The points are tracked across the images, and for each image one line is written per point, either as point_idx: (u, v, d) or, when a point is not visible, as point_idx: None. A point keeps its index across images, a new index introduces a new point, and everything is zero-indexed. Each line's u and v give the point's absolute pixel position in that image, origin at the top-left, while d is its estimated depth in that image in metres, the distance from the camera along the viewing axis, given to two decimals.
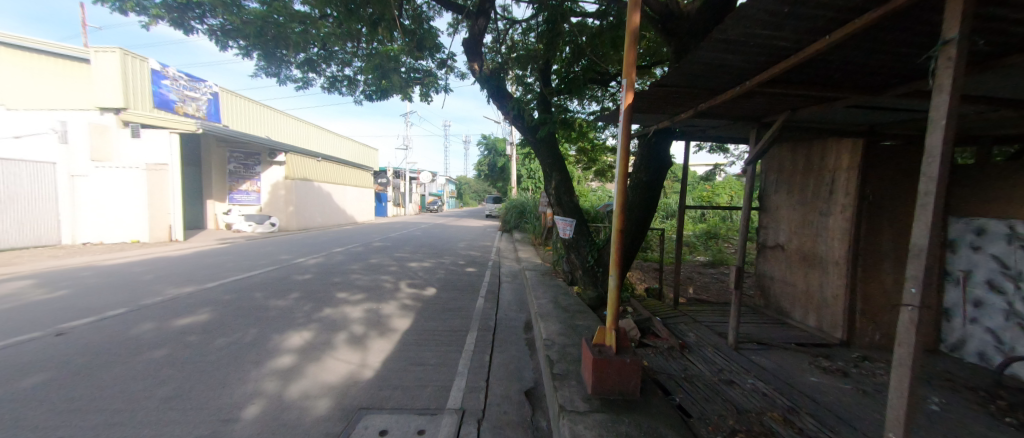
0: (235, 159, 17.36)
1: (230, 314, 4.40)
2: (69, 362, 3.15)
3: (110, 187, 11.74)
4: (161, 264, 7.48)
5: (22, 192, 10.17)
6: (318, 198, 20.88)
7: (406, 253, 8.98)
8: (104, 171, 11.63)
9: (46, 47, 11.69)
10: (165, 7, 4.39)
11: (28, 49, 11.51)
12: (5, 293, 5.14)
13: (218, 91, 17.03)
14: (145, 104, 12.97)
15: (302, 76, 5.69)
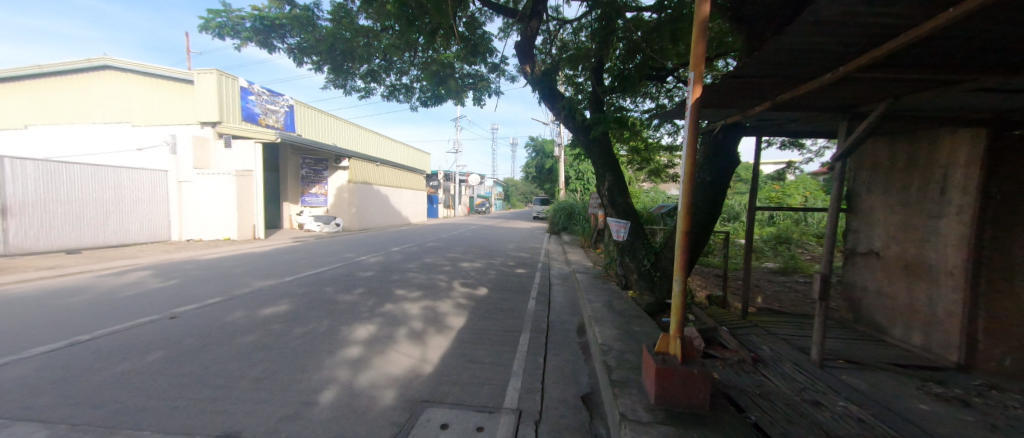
0: (308, 165, 19.18)
1: (304, 306, 4.83)
2: (181, 342, 3.65)
3: (208, 192, 13.47)
4: (248, 259, 8.44)
5: (143, 194, 12.20)
6: (376, 201, 22.25)
7: (458, 253, 9.27)
8: (204, 178, 13.40)
9: (162, 71, 13.18)
10: (253, 30, 4.93)
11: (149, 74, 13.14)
12: (132, 281, 6.11)
13: (294, 104, 18.82)
14: (235, 118, 14.71)
15: (366, 86, 6.08)
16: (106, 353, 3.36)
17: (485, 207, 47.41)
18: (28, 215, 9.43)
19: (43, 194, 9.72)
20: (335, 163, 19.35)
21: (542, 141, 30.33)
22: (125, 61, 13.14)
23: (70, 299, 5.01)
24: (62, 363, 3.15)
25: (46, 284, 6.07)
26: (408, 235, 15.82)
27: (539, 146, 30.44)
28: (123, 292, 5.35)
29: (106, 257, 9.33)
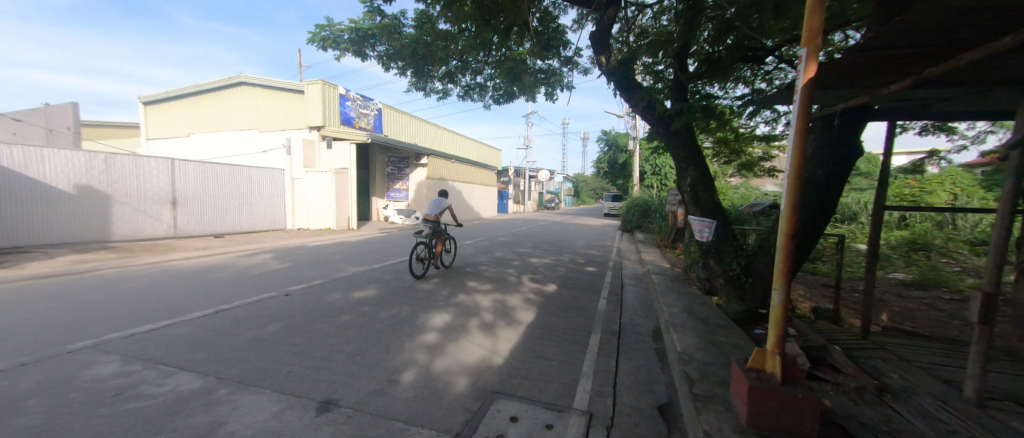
0: (393, 163, 20.90)
1: (389, 291, 5.32)
2: (293, 318, 4.29)
3: (315, 187, 15.67)
4: (343, 247, 9.60)
5: (267, 189, 14.69)
6: (450, 196, 23.59)
7: (528, 249, 9.38)
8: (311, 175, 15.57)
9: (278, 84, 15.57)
10: (350, 40, 5.52)
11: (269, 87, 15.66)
12: (259, 262, 7.36)
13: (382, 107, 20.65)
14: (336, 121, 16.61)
15: (443, 87, 6.41)
16: (241, 323, 4.11)
17: (554, 203, 47.51)
18: (190, 206, 12.23)
19: (200, 190, 12.48)
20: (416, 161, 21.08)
21: (614, 134, 29.04)
22: (257, 77, 15.89)
23: (218, 274, 6.22)
24: (211, 329, 3.93)
25: (203, 262, 7.64)
26: (479, 229, 16.47)
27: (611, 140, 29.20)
28: (253, 271, 6.47)
29: (241, 241, 11.38)
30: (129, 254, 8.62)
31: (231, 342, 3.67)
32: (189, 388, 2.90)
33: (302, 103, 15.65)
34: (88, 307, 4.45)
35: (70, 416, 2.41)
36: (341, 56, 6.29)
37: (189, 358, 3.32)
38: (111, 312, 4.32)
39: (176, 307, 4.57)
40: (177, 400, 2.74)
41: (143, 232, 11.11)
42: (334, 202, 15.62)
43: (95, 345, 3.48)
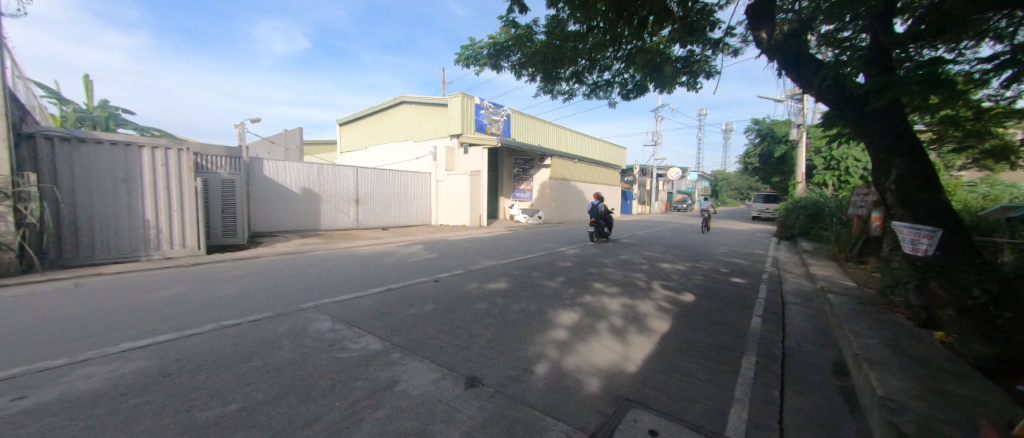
0: (519, 165, 22.43)
1: (520, 286, 5.64)
2: (442, 301, 4.95)
3: (455, 188, 17.83)
4: (476, 242, 10.66)
5: (418, 190, 17.45)
6: (571, 196, 23.77)
7: (657, 253, 8.75)
8: (452, 177, 17.79)
9: (428, 100, 18.62)
10: (489, 55, 6.07)
11: (422, 103, 18.90)
12: (413, 251, 8.79)
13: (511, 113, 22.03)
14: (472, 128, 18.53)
15: (569, 88, 6.50)
16: (404, 301, 4.95)
17: (685, 204, 43.43)
18: (367, 204, 15.42)
19: (374, 190, 15.65)
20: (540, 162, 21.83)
21: (768, 122, 24.43)
22: (413, 96, 19.22)
23: (385, 260, 7.69)
24: (385, 303, 4.85)
25: (375, 249, 9.55)
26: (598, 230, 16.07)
27: (763, 130, 24.67)
28: (409, 258, 7.76)
29: (399, 234, 13.79)
30: (329, 241, 11.39)
31: (398, 316, 4.46)
32: (372, 350, 3.65)
33: (445, 115, 18.19)
34: (312, 278, 6.07)
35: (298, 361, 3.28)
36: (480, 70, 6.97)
37: (369, 326, 4.16)
38: (325, 282, 5.79)
39: (360, 283, 5.83)
40: (364, 359, 3.48)
41: (338, 224, 14.51)
42: (468, 201, 17.45)
43: (316, 306, 4.71)
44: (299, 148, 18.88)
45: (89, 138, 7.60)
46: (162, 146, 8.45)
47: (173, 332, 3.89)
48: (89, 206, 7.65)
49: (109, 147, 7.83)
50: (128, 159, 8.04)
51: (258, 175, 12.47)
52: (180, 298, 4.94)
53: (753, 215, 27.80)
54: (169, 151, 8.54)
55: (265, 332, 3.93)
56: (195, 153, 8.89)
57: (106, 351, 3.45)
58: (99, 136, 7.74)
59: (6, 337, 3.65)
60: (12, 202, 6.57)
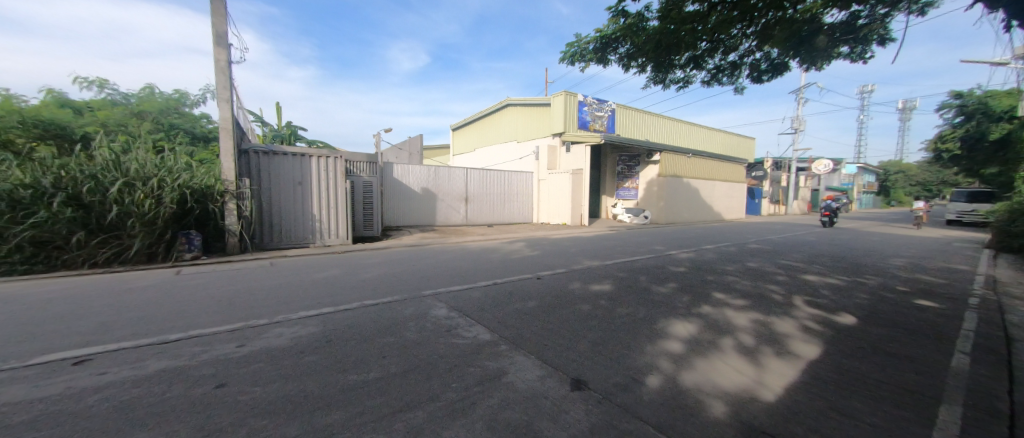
0: (623, 162, 21.55)
1: (626, 289, 5.38)
2: (545, 299, 5.02)
3: (557, 187, 17.88)
4: (577, 241, 10.57)
5: (521, 189, 18.18)
6: (682, 194, 21.74)
7: (798, 262, 7.38)
8: (553, 176, 17.88)
9: (530, 101, 19.33)
10: (595, 50, 5.96)
11: (525, 104, 19.71)
12: (516, 248, 9.16)
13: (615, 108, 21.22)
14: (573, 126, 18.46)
15: (685, 74, 6.05)
16: (510, 296, 5.18)
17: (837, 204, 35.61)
18: (475, 202, 16.67)
19: (481, 189, 16.78)
20: (647, 158, 20.50)
21: (978, 95, 18.34)
22: (518, 98, 20.07)
23: (492, 255, 8.21)
24: (493, 296, 5.16)
25: (482, 244, 10.24)
26: (717, 233, 14.33)
27: (970, 106, 18.68)
28: (513, 255, 8.11)
29: (503, 231, 14.51)
30: (443, 236, 12.59)
31: (505, 310, 4.68)
32: (482, 340, 3.91)
33: (549, 114, 18.59)
34: (431, 268, 6.84)
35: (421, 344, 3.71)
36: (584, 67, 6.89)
37: (482, 316, 4.48)
38: (442, 273, 6.44)
39: (472, 275, 6.33)
40: (477, 347, 3.74)
41: (450, 220, 16.00)
42: (570, 200, 17.24)
43: (435, 294, 5.27)
44: (419, 152, 21.54)
45: (278, 151, 9.90)
46: (324, 155, 10.43)
47: (331, 305, 4.82)
48: (278, 203, 9.97)
49: (290, 158, 10.06)
50: (303, 166, 10.18)
51: (390, 177, 14.66)
52: (335, 278, 6.10)
53: (946, 218, 21.80)
54: (328, 159, 10.48)
55: (395, 313, 4.56)
56: (346, 160, 10.71)
57: (290, 316, 4.47)
58: (285, 149, 10.00)
59: (234, 299, 5.04)
60: (236, 200, 8.99)
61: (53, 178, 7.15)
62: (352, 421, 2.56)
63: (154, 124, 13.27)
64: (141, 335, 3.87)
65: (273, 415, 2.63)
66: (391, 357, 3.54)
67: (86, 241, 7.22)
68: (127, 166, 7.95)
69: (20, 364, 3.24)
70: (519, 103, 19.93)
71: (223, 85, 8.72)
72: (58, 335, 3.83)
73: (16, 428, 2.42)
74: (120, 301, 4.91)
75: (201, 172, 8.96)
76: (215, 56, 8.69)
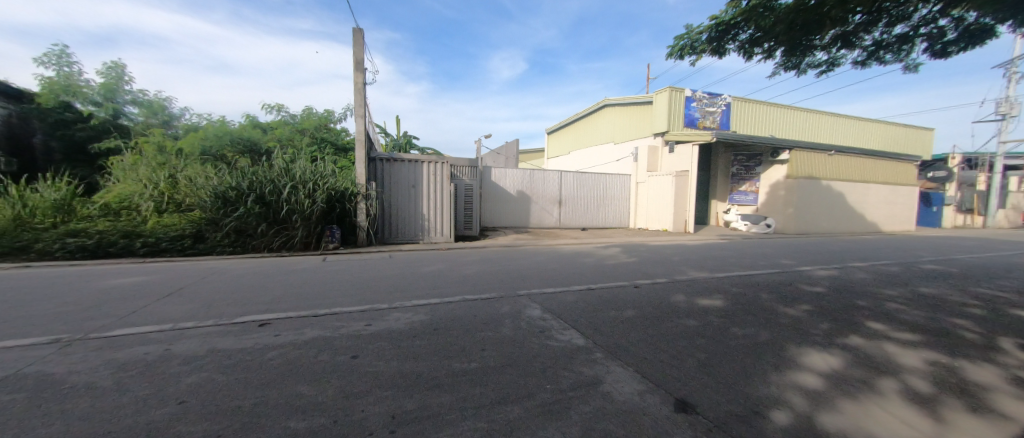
0: (740, 161, 19.11)
1: (742, 308, 4.73)
2: (644, 309, 4.73)
3: (656, 190, 16.66)
4: (681, 249, 9.72)
5: (616, 192, 17.48)
6: (818, 200, 18.24)
7: (1008, 292, 5.51)
8: (653, 178, 16.73)
9: (632, 100, 19.06)
10: (709, 40, 5.48)
11: (626, 103, 19.48)
12: (612, 254, 8.83)
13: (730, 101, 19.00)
14: (678, 124, 17.36)
15: (828, 56, 5.16)
16: (607, 302, 5.04)
17: None
18: (568, 205, 16.64)
19: (574, 192, 16.67)
20: (772, 157, 17.71)
21: None
22: (617, 98, 20.02)
23: (587, 259, 8.07)
24: (587, 301, 5.08)
25: (575, 248, 10.12)
26: (869, 247, 11.63)
27: None
28: (608, 261, 7.82)
29: (597, 235, 14.13)
30: (536, 238, 12.83)
31: (600, 317, 4.56)
32: (576, 344, 3.87)
33: (652, 112, 17.89)
34: (527, 268, 7.05)
35: (516, 344, 3.84)
36: (694, 59, 6.38)
37: (577, 321, 4.45)
38: (538, 274, 6.58)
39: (567, 278, 6.34)
40: (572, 351, 3.73)
41: (543, 222, 16.28)
42: (672, 204, 15.83)
43: (529, 294, 5.42)
44: (515, 156, 22.56)
45: (397, 158, 11.37)
46: (433, 160, 11.57)
47: (438, 297, 5.33)
48: (395, 203, 11.41)
49: (406, 163, 11.45)
50: (416, 171, 11.48)
51: (489, 181, 15.61)
52: (441, 272, 6.75)
53: None
54: (435, 164, 11.60)
55: (493, 310, 4.82)
56: (451, 165, 11.73)
57: (406, 303, 5.08)
58: (402, 156, 11.44)
59: (363, 284, 5.94)
60: (364, 201, 10.60)
61: (248, 182, 9.43)
62: (457, 405, 2.77)
63: (311, 138, 16.47)
64: (301, 307, 4.84)
65: (393, 388, 3.02)
66: (490, 351, 3.75)
67: (267, 231, 9.34)
68: (293, 172, 10.04)
69: (229, 320, 4.35)
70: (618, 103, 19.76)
71: (360, 103, 10.39)
72: (251, 301, 5.04)
73: (222, 369, 3.25)
74: (290, 280, 6.22)
75: (341, 177, 10.79)
76: (354, 79, 10.37)
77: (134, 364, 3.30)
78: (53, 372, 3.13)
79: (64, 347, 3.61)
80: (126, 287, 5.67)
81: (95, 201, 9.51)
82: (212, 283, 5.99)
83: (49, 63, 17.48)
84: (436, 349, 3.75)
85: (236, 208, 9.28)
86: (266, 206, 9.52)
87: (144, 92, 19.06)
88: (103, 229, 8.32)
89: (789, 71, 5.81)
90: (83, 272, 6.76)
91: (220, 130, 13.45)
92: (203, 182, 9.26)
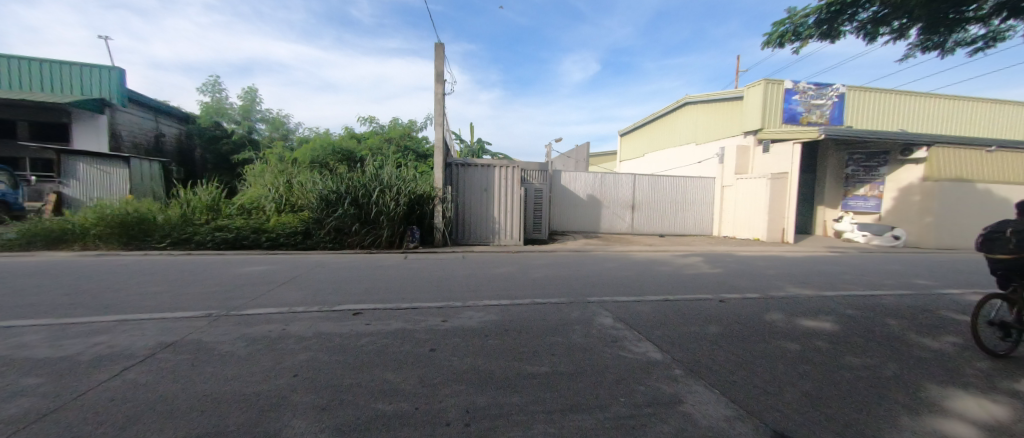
0: (856, 161, 16.36)
1: (860, 335, 4.00)
2: (732, 327, 4.29)
3: (744, 194, 15.02)
4: (777, 262, 8.62)
5: (696, 197, 16.18)
6: (970, 207, 14.76)
7: None
8: (742, 181, 15.11)
9: (718, 95, 17.67)
10: (818, 24, 4.96)
11: (711, 99, 18.10)
12: (690, 263, 8.21)
13: (844, 91, 16.37)
14: (776, 121, 15.45)
15: (989, 28, 4.21)
16: (688, 316, 4.67)
17: None
18: (641, 210, 15.88)
19: (648, 197, 15.85)
20: (902, 156, 15.02)
21: None
22: (700, 95, 18.75)
23: (665, 268, 7.60)
24: (665, 313, 4.77)
25: (650, 256, 9.59)
26: None
27: None
28: (687, 270, 7.28)
29: (675, 243, 13.24)
30: (607, 244, 12.44)
31: (679, 331, 4.24)
32: (653, 358, 3.65)
33: (742, 108, 16.33)
34: (600, 275, 6.87)
35: (588, 354, 3.75)
36: (799, 46, 5.83)
37: (655, 333, 4.20)
38: (611, 281, 6.37)
39: (642, 287, 6.03)
40: (647, 365, 3.52)
41: (614, 228, 15.78)
42: (767, 211, 14.10)
43: (601, 301, 5.27)
44: (586, 159, 22.19)
45: (471, 163, 11.93)
46: (505, 165, 11.95)
47: (510, 298, 5.46)
48: (469, 207, 11.97)
49: (480, 168, 11.95)
50: (488, 175, 11.94)
51: (559, 185, 15.60)
52: (513, 274, 6.90)
53: None
54: (507, 169, 11.95)
55: (563, 315, 4.79)
56: (522, 169, 11.98)
57: (478, 302, 5.29)
58: (476, 162, 11.98)
59: (442, 282, 6.33)
60: (440, 204, 11.32)
61: (346, 186, 10.69)
62: (528, 408, 2.79)
63: (396, 146, 18.09)
64: (389, 300, 5.34)
65: (468, 384, 3.15)
66: (561, 357, 3.72)
67: (360, 229, 10.50)
68: (382, 177, 11.11)
69: (332, 308, 4.99)
70: (702, 100, 18.57)
71: (440, 113, 11.14)
72: (349, 292, 5.71)
73: (324, 351, 3.72)
74: (379, 275, 6.90)
75: (422, 181, 11.62)
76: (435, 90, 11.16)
77: (260, 339, 3.94)
78: (206, 340, 3.89)
79: (213, 320, 4.48)
80: (256, 275, 6.81)
81: (233, 202, 11.47)
82: (318, 274, 6.92)
83: (207, 91, 21.89)
84: (509, 351, 3.83)
85: (336, 209, 10.57)
86: (359, 208, 10.70)
87: (270, 111, 22.80)
88: (239, 226, 10.15)
89: (927, 52, 4.94)
90: (227, 260, 8.38)
91: (326, 141, 15.48)
92: (312, 187, 10.72)
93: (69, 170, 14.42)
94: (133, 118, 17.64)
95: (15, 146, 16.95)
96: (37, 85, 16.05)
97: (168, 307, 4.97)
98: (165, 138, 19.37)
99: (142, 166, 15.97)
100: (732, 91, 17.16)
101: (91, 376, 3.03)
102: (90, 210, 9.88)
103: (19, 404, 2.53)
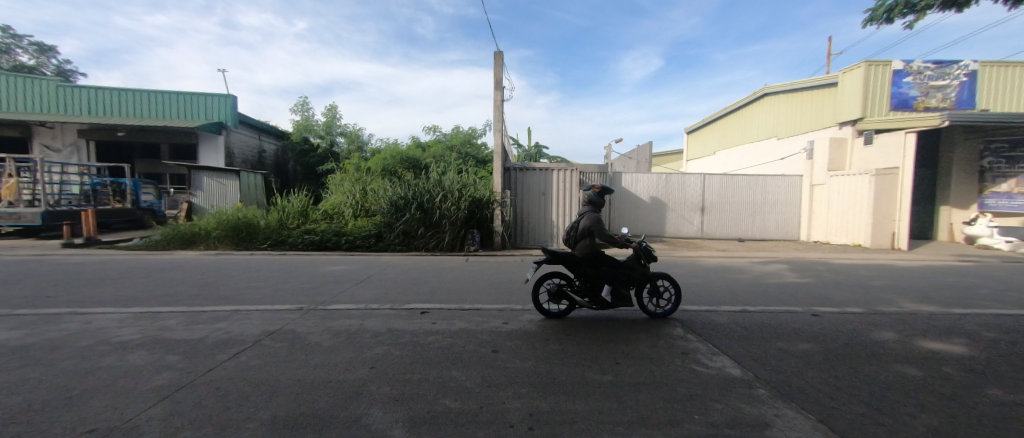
0: (996, 151, 13.48)
1: (1010, 364, 3.26)
2: (826, 345, 3.79)
3: (840, 194, 13.20)
4: (886, 272, 7.39)
5: (778, 197, 14.61)
6: None
7: None
8: (834, 179, 13.33)
9: (804, 83, 15.83)
10: None
11: (795, 88, 16.26)
12: (774, 271, 7.38)
13: (977, 68, 13.56)
14: (878, 107, 13.37)
15: None
16: (775, 330, 4.23)
17: None
18: (712, 213, 14.75)
19: (720, 198, 14.67)
20: None
21: None
22: (781, 85, 16.96)
23: (743, 276, 6.93)
24: (746, 326, 4.37)
25: (724, 262, 8.83)
26: None
27: None
28: (770, 279, 6.57)
29: (752, 248, 12.08)
30: (673, 248, 11.72)
31: (763, 346, 3.86)
32: (730, 374, 3.34)
33: (835, 96, 14.41)
34: None
35: (658, 365, 3.55)
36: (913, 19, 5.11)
37: (733, 348, 3.86)
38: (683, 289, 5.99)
39: (717, 296, 5.58)
40: (724, 381, 3.24)
41: (681, 232, 14.85)
42: (870, 212, 12.21)
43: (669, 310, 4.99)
44: (647, 160, 21.24)
45: (529, 167, 12.06)
46: (563, 168, 11.92)
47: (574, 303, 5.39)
48: (526, 210, 12.09)
49: (538, 172, 12.03)
50: (546, 179, 11.98)
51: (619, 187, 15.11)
52: None
53: None
54: (566, 173, 11.91)
55: (628, 323, 4.62)
56: (580, 171, 11.85)
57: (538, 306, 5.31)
58: (534, 166, 12.08)
59: (506, 285, 6.47)
60: (500, 208, 11.60)
61: (413, 192, 11.46)
62: (594, 417, 2.72)
63: (457, 153, 18.88)
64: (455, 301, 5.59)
65: (533, 387, 3.17)
66: (628, 366, 3.58)
67: (426, 233, 11.17)
68: (444, 183, 11.68)
69: (405, 306, 5.35)
70: (785, 89, 16.75)
71: (498, 119, 11.44)
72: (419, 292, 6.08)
73: (399, 346, 4.00)
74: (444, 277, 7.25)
75: (481, 186, 12.01)
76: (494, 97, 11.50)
77: (345, 333, 4.36)
78: (301, 331, 4.41)
79: (306, 314, 5.06)
80: (341, 274, 7.58)
81: (319, 208, 12.86)
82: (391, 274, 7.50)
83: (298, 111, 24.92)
84: (574, 357, 3.78)
85: (404, 213, 11.36)
86: (425, 212, 11.38)
87: (347, 126, 25.21)
88: (324, 229, 11.39)
89: None
90: (315, 260, 9.44)
91: (395, 152, 16.76)
92: (384, 193, 11.66)
93: (196, 183, 17.31)
94: (242, 138, 20.70)
95: (159, 165, 20.87)
96: (173, 114, 19.56)
97: (270, 300, 5.73)
98: (264, 154, 22.42)
99: (247, 178, 18.62)
100: (820, 78, 15.24)
101: (215, 356, 3.61)
102: (211, 216, 11.78)
103: (164, 376, 3.10)
